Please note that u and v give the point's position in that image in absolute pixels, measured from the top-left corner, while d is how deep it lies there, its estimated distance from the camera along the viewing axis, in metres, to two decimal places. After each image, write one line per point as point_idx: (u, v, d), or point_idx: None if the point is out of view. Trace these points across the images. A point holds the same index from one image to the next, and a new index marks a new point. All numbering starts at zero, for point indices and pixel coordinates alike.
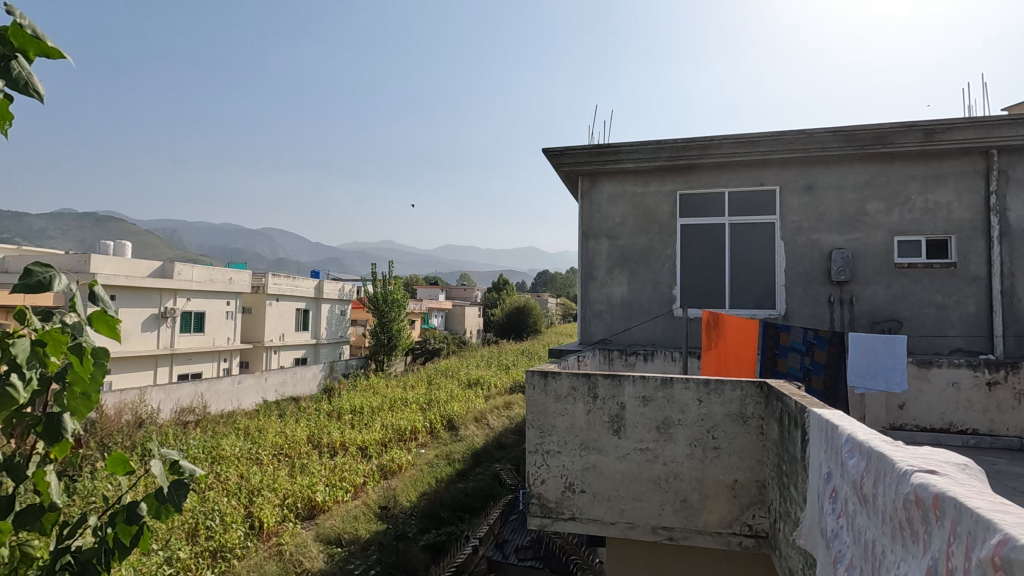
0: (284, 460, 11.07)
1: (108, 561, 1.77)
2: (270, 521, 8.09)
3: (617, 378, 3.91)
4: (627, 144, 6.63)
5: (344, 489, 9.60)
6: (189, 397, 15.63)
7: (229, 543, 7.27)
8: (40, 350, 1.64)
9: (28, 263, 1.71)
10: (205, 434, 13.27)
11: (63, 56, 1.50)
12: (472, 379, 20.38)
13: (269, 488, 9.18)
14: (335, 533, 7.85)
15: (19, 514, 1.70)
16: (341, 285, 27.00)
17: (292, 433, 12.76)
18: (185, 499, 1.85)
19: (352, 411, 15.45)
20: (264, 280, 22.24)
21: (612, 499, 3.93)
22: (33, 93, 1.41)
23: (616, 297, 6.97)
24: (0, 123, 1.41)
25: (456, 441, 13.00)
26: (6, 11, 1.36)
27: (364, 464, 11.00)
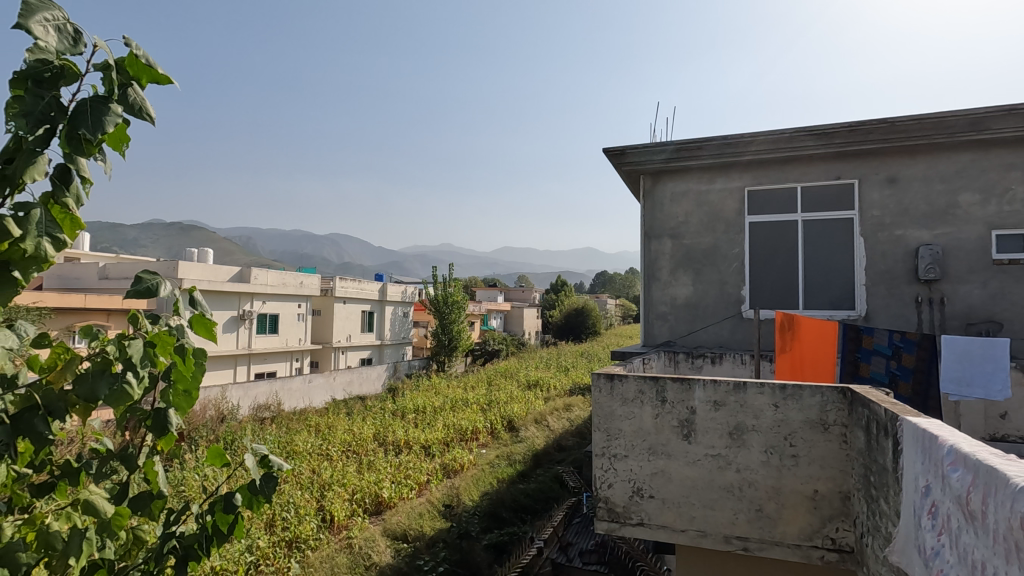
0: (352, 456, 11.50)
1: (208, 546, 1.92)
2: (341, 515, 8.42)
3: (686, 382, 3.82)
4: (693, 141, 6.44)
5: (409, 486, 9.86)
6: (265, 394, 16.56)
7: (303, 534, 7.65)
8: (151, 350, 1.78)
9: (138, 271, 1.87)
10: (280, 430, 14.01)
11: (171, 82, 1.63)
12: (532, 381, 20.44)
13: (338, 484, 9.57)
14: (401, 529, 8.07)
15: (132, 500, 1.88)
16: (403, 288, 27.78)
17: (359, 430, 13.25)
18: (274, 491, 1.98)
19: (415, 411, 15.87)
20: (332, 283, 23.24)
21: (682, 506, 3.84)
22: (146, 117, 1.54)
23: (680, 298, 6.80)
24: (119, 144, 1.56)
25: (517, 441, 13.06)
26: (124, 43, 1.49)
27: (428, 462, 11.26)
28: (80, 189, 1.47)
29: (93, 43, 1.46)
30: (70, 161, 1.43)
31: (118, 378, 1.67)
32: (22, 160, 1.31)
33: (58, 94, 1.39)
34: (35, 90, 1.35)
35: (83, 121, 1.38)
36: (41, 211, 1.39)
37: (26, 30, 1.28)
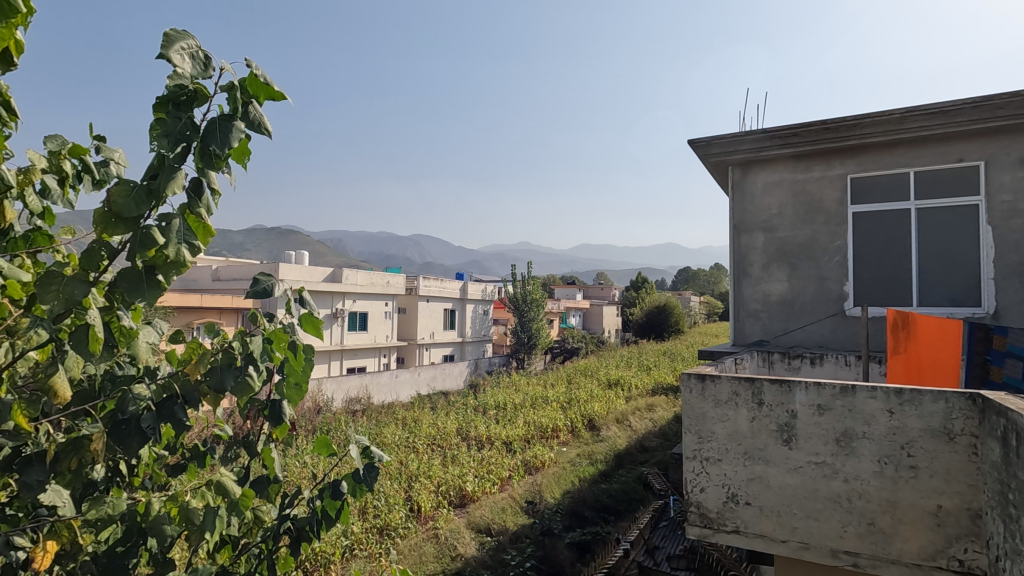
0: (437, 449, 11.89)
1: (319, 529, 2.06)
2: (427, 505, 8.73)
3: (785, 384, 3.60)
4: (788, 127, 6.04)
5: (492, 481, 10.04)
6: (356, 388, 17.53)
7: (392, 522, 8.01)
8: (269, 346, 1.93)
9: (256, 273, 2.05)
10: (370, 422, 14.76)
11: (285, 97, 1.75)
12: (613, 380, 20.11)
13: (425, 476, 9.94)
14: (485, 523, 8.25)
15: (253, 483, 2.06)
16: (483, 286, 28.31)
17: (444, 425, 13.68)
18: (375, 481, 2.08)
19: (496, 407, 16.14)
20: (416, 282, 24.14)
21: (782, 515, 3.63)
22: (263, 131, 1.67)
23: (774, 295, 6.41)
24: (242, 158, 1.70)
25: (598, 441, 12.90)
26: (246, 64, 1.62)
27: (510, 458, 11.41)
28: (210, 200, 1.63)
29: (221, 67, 1.61)
30: (203, 175, 1.58)
31: (242, 372, 1.83)
32: (164, 175, 1.46)
33: (193, 115, 1.54)
34: (175, 112, 1.51)
35: (213, 138, 1.52)
36: (179, 220, 1.54)
37: (166, 59, 1.44)
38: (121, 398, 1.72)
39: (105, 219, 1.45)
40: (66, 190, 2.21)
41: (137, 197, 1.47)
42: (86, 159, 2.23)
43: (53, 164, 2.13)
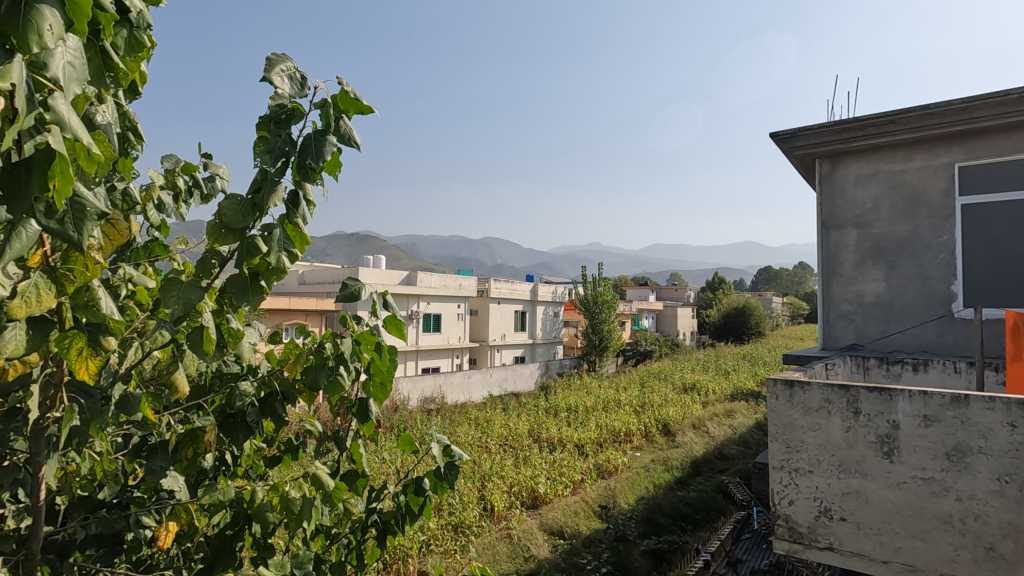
0: (509, 450, 12.00)
1: (404, 522, 2.14)
2: (500, 505, 8.84)
3: (886, 392, 3.34)
4: (884, 114, 5.59)
5: (564, 483, 10.01)
6: (431, 388, 18.01)
7: (467, 520, 8.17)
8: (358, 347, 2.03)
9: (345, 278, 2.16)
10: (444, 421, 15.13)
11: (372, 110, 1.83)
12: (689, 383, 19.44)
13: (498, 476, 10.06)
14: (557, 525, 8.22)
15: (344, 477, 2.18)
16: (553, 288, 28.29)
17: (516, 426, 13.78)
18: (456, 478, 2.14)
19: (568, 409, 16.06)
20: (487, 284, 24.50)
21: (883, 533, 3.37)
22: (352, 143, 1.75)
23: (869, 295, 5.96)
24: (335, 170, 1.81)
25: (674, 446, 12.52)
26: (337, 81, 1.71)
27: (582, 462, 11.32)
28: (306, 210, 1.74)
29: (316, 85, 1.71)
30: (299, 187, 1.70)
31: (334, 371, 1.93)
32: (267, 189, 1.58)
33: (291, 132, 1.65)
34: (276, 130, 1.63)
35: (309, 152, 1.62)
36: (279, 230, 1.66)
37: (268, 81, 1.55)
38: (230, 394, 1.89)
39: (216, 230, 1.58)
40: (179, 204, 2.46)
41: (243, 209, 1.59)
42: (195, 175, 2.47)
43: (169, 181, 2.38)
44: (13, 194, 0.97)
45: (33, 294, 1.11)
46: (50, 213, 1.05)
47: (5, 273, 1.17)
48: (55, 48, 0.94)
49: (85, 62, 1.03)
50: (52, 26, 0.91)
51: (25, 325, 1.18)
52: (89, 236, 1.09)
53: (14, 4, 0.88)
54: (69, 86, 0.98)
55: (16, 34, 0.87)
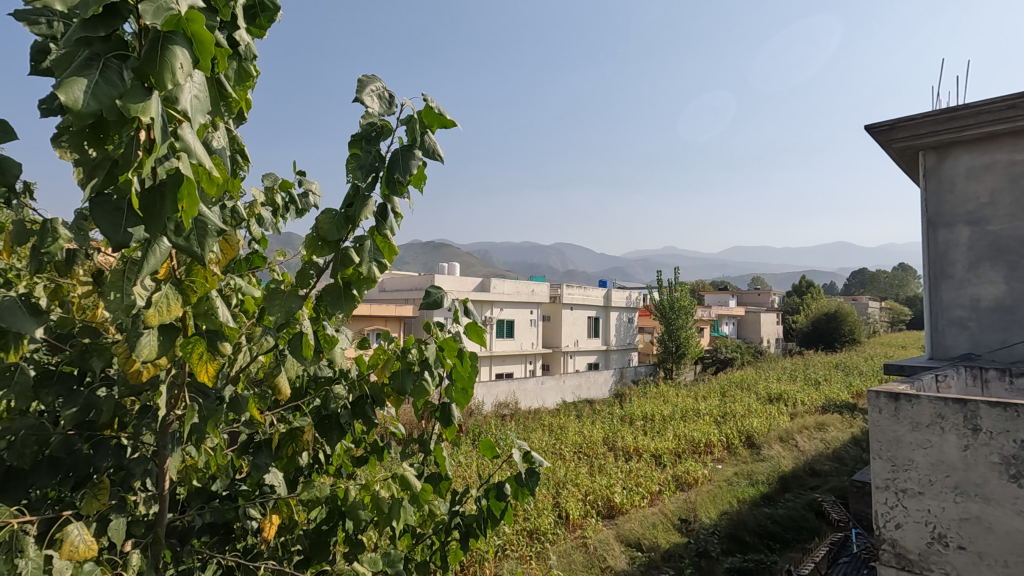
0: (584, 457, 11.86)
1: (485, 526, 2.16)
2: (575, 513, 8.75)
3: (1011, 408, 3.00)
4: (1000, 98, 5.04)
5: (641, 494, 9.76)
6: (505, 394, 18.06)
7: (542, 526, 8.16)
8: (441, 353, 2.09)
9: (427, 286, 2.23)
10: (518, 426, 15.21)
11: (454, 123, 1.87)
12: (774, 393, 18.37)
13: (572, 484, 9.98)
14: (635, 537, 8.01)
15: (428, 478, 2.25)
16: (627, 293, 27.81)
17: (590, 434, 13.61)
18: (536, 485, 2.15)
19: (644, 418, 15.67)
20: (559, 290, 24.46)
21: (1011, 566, 3.03)
22: (435, 157, 1.82)
23: (987, 299, 5.38)
24: (420, 182, 1.88)
25: (759, 460, 11.85)
26: (421, 98, 1.77)
27: (660, 473, 10.98)
28: (394, 222, 1.82)
29: (402, 103, 1.79)
30: (387, 201, 1.78)
31: (419, 376, 2.00)
32: (359, 203, 1.67)
33: (380, 148, 1.74)
34: (367, 147, 1.72)
35: (397, 167, 1.70)
36: (370, 242, 1.74)
37: (360, 102, 1.64)
38: (325, 397, 2.00)
39: (314, 243, 1.70)
40: (277, 218, 2.65)
41: (337, 222, 1.69)
42: (291, 191, 2.67)
43: (269, 198, 2.58)
44: (151, 214, 1.09)
45: (164, 304, 1.24)
46: (179, 231, 1.16)
47: (143, 286, 1.32)
48: (184, 83, 1.05)
49: (207, 95, 1.13)
50: (182, 63, 1.01)
51: (157, 332, 1.31)
52: (209, 251, 1.20)
53: (152, 47, 1.00)
54: (194, 117, 1.08)
55: (154, 73, 0.98)
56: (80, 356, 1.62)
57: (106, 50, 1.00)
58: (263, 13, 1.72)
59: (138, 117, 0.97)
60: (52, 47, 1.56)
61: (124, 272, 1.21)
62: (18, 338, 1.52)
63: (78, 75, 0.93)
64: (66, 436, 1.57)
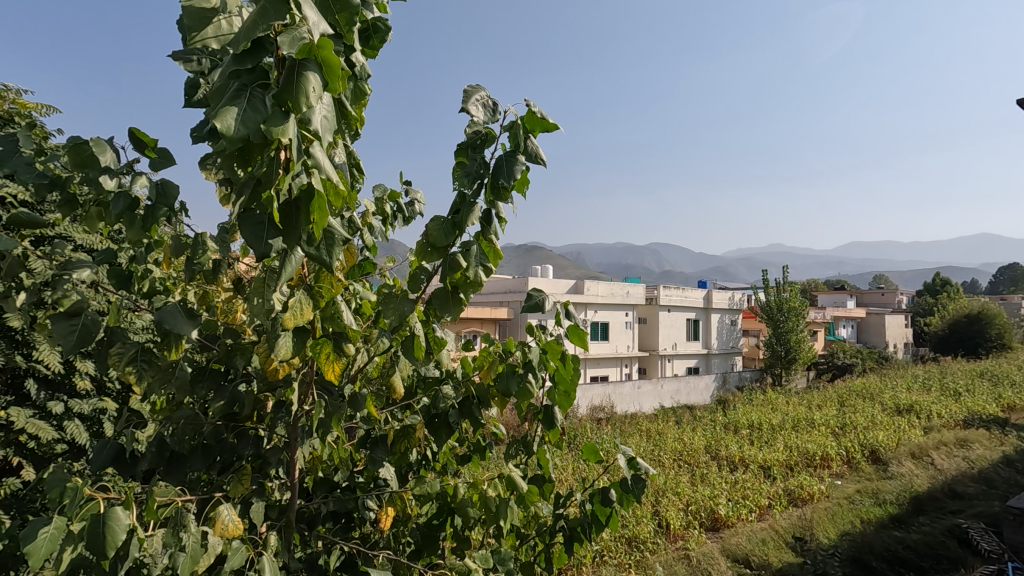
0: (685, 465, 11.39)
1: (590, 531, 2.14)
2: (676, 523, 8.43)
3: None
4: None
5: (749, 507, 9.19)
6: (600, 397, 17.85)
7: (641, 535, 7.95)
8: (545, 356, 2.10)
9: (529, 289, 2.26)
10: (615, 430, 14.94)
11: (556, 127, 1.88)
12: (903, 404, 16.51)
13: (673, 492, 9.64)
14: (742, 553, 7.56)
15: (533, 478, 2.27)
16: (730, 295, 26.39)
17: (691, 441, 13.05)
18: (642, 492, 2.09)
19: (750, 426, 14.74)
20: (656, 292, 23.72)
21: None
22: (538, 161, 1.83)
23: None
24: (523, 187, 1.91)
25: (887, 478, 10.69)
26: (524, 104, 1.80)
27: (769, 486, 10.28)
28: (498, 226, 1.86)
29: (505, 110, 1.82)
30: (492, 206, 1.83)
31: (524, 378, 2.02)
32: (466, 209, 1.73)
33: (485, 155, 1.79)
34: (473, 155, 1.77)
35: (502, 172, 1.74)
36: (476, 246, 1.79)
37: (467, 111, 1.69)
38: (435, 396, 2.09)
39: (423, 248, 1.78)
40: (387, 226, 2.82)
41: (445, 228, 1.76)
42: (398, 201, 2.83)
43: (379, 208, 2.74)
44: (289, 226, 1.21)
45: (298, 308, 1.37)
46: (310, 241, 1.27)
47: (281, 292, 1.45)
48: (316, 105, 1.14)
49: (335, 114, 1.22)
50: (314, 87, 1.10)
51: (291, 334, 1.45)
52: (336, 258, 1.30)
53: (290, 74, 1.10)
54: (324, 135, 1.17)
55: (291, 98, 1.08)
56: (226, 355, 1.81)
57: (252, 80, 1.12)
58: (376, 34, 1.83)
59: (278, 139, 1.07)
60: (202, 82, 1.78)
61: (266, 280, 1.34)
62: (178, 338, 1.74)
63: (230, 104, 1.04)
64: (216, 426, 1.78)
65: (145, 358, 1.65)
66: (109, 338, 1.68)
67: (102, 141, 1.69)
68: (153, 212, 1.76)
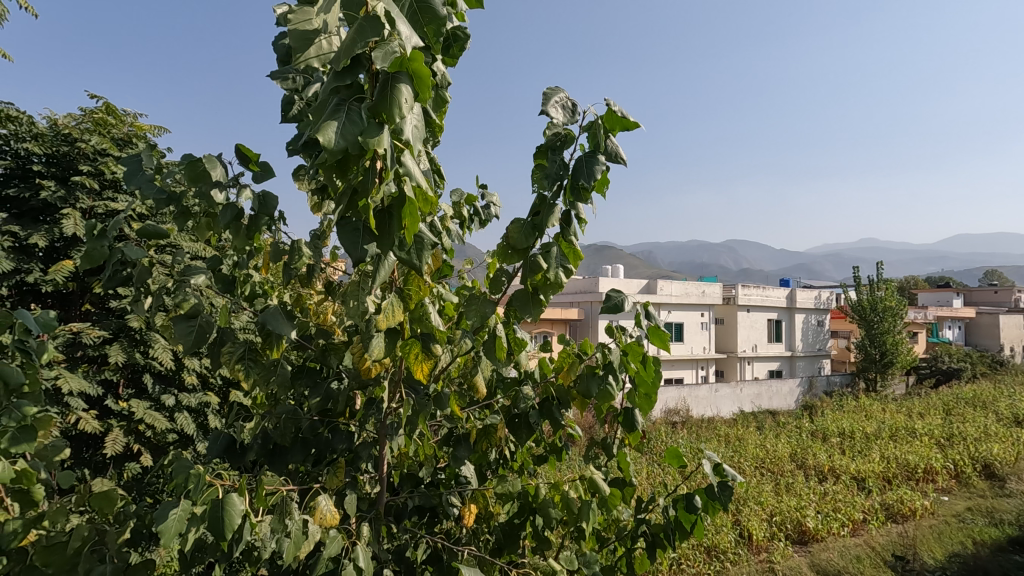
0: (767, 474, 10.81)
1: (674, 538, 2.08)
2: (759, 534, 8.01)
3: None
4: None
5: (840, 521, 8.57)
6: (675, 400, 17.31)
7: (721, 544, 7.63)
8: (625, 358, 2.06)
9: (608, 290, 2.23)
10: (690, 435, 14.43)
11: (637, 125, 1.84)
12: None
13: (755, 502, 9.19)
14: (833, 568, 7.06)
15: (614, 481, 2.24)
16: (816, 294, 24.81)
17: (774, 448, 12.36)
18: (729, 500, 2.00)
19: (840, 434, 13.75)
20: (734, 291, 22.69)
21: None
22: (618, 160, 1.81)
23: None
24: (603, 186, 1.89)
25: (1004, 496, 9.61)
26: (604, 104, 1.78)
27: (863, 499, 9.54)
28: (577, 227, 1.85)
29: (585, 110, 1.81)
30: (572, 207, 1.83)
31: (604, 379, 2.00)
32: (546, 211, 1.74)
33: (565, 157, 1.79)
34: (553, 156, 1.78)
35: (581, 173, 1.73)
36: (556, 248, 1.80)
37: (547, 113, 1.70)
38: (515, 397, 2.10)
39: (504, 251, 1.81)
40: (465, 229, 2.89)
41: (526, 230, 1.77)
42: (474, 205, 2.89)
43: (457, 212, 2.81)
44: (383, 232, 1.27)
45: (390, 310, 1.44)
46: (402, 246, 1.33)
47: (374, 295, 1.53)
48: (408, 116, 1.19)
49: (424, 123, 1.27)
50: (406, 98, 1.15)
51: (383, 335, 1.52)
52: (425, 262, 1.35)
53: (383, 87, 1.15)
54: (414, 144, 1.23)
55: (386, 110, 1.14)
56: (321, 354, 1.92)
57: (350, 95, 1.18)
58: (456, 42, 1.88)
59: (374, 149, 1.13)
60: (297, 98, 1.91)
61: (360, 283, 1.42)
62: (278, 338, 1.87)
63: (331, 119, 1.11)
64: (313, 421, 1.89)
65: (250, 357, 1.79)
66: (220, 338, 1.84)
67: (213, 158, 1.84)
68: (256, 221, 1.90)
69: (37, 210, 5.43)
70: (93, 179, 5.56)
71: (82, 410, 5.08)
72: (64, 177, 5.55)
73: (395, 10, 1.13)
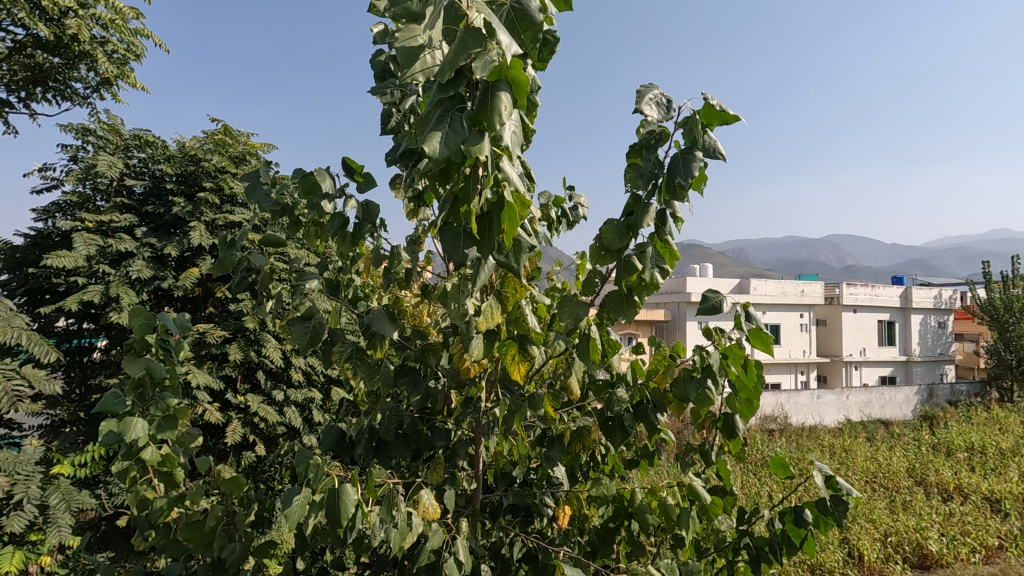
0: (880, 490, 9.88)
1: (781, 552, 1.96)
2: (871, 555, 7.34)
3: None
4: None
5: (970, 546, 7.66)
6: (771, 406, 16.31)
7: (826, 562, 7.09)
8: (725, 361, 1.96)
9: (704, 291, 2.14)
10: (789, 444, 13.53)
11: (737, 118, 1.75)
12: None
13: (866, 520, 8.45)
14: None
15: (713, 489, 2.15)
16: (937, 292, 22.36)
17: (888, 462, 11.28)
18: (845, 516, 1.84)
19: (968, 449, 12.28)
20: (838, 290, 20.98)
21: None
22: (716, 155, 1.74)
23: None
24: (700, 183, 1.82)
25: None
26: (701, 97, 1.71)
27: (998, 523, 8.47)
28: (674, 226, 1.81)
29: (680, 105, 1.76)
30: (667, 206, 1.78)
31: (702, 383, 1.93)
32: (641, 211, 1.71)
33: (660, 155, 1.74)
34: (647, 155, 1.74)
35: (678, 171, 1.68)
36: (651, 248, 1.76)
37: (642, 111, 1.66)
38: (609, 400, 2.08)
39: (598, 252, 1.80)
40: (553, 231, 2.91)
41: (619, 231, 1.75)
42: (563, 206, 2.90)
43: (545, 214, 2.84)
44: (483, 236, 1.31)
45: (489, 312, 1.48)
46: (501, 250, 1.36)
47: (474, 298, 1.58)
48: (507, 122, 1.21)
49: (521, 129, 1.29)
50: (505, 104, 1.17)
51: (482, 336, 1.57)
52: (522, 264, 1.38)
53: (484, 96, 1.18)
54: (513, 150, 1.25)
55: (486, 118, 1.17)
56: (421, 354, 2.01)
57: (452, 106, 1.23)
58: (546, 46, 1.89)
59: (476, 157, 1.17)
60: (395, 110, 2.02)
61: (461, 286, 1.48)
62: (381, 339, 1.97)
63: (435, 129, 1.16)
64: (413, 418, 1.98)
65: (357, 356, 1.91)
66: (331, 338, 1.97)
67: (323, 171, 1.98)
68: (360, 228, 2.03)
69: (170, 224, 6.11)
70: (214, 194, 6.18)
71: (207, 402, 5.63)
72: (191, 194, 6.19)
73: (496, 19, 1.15)
